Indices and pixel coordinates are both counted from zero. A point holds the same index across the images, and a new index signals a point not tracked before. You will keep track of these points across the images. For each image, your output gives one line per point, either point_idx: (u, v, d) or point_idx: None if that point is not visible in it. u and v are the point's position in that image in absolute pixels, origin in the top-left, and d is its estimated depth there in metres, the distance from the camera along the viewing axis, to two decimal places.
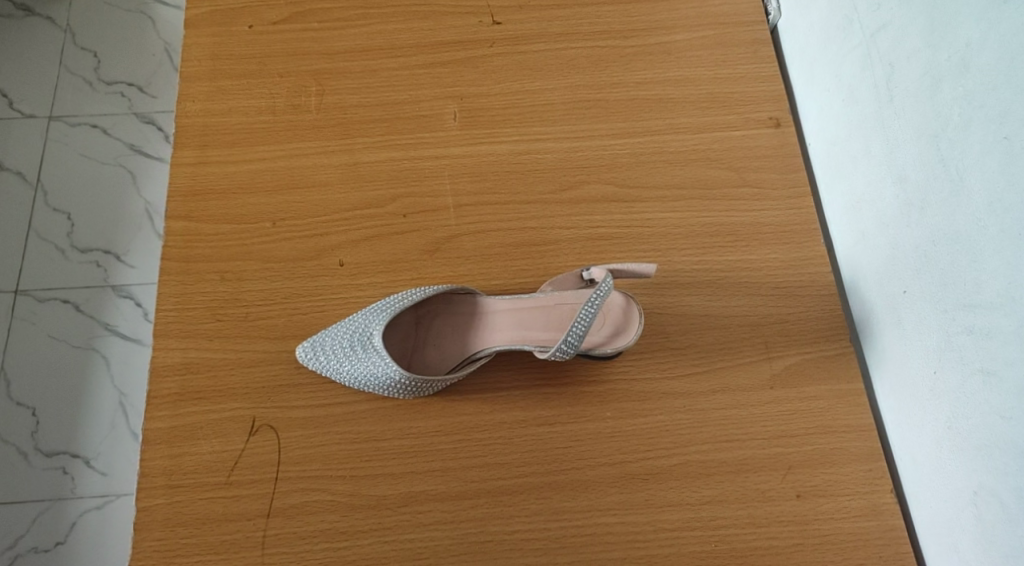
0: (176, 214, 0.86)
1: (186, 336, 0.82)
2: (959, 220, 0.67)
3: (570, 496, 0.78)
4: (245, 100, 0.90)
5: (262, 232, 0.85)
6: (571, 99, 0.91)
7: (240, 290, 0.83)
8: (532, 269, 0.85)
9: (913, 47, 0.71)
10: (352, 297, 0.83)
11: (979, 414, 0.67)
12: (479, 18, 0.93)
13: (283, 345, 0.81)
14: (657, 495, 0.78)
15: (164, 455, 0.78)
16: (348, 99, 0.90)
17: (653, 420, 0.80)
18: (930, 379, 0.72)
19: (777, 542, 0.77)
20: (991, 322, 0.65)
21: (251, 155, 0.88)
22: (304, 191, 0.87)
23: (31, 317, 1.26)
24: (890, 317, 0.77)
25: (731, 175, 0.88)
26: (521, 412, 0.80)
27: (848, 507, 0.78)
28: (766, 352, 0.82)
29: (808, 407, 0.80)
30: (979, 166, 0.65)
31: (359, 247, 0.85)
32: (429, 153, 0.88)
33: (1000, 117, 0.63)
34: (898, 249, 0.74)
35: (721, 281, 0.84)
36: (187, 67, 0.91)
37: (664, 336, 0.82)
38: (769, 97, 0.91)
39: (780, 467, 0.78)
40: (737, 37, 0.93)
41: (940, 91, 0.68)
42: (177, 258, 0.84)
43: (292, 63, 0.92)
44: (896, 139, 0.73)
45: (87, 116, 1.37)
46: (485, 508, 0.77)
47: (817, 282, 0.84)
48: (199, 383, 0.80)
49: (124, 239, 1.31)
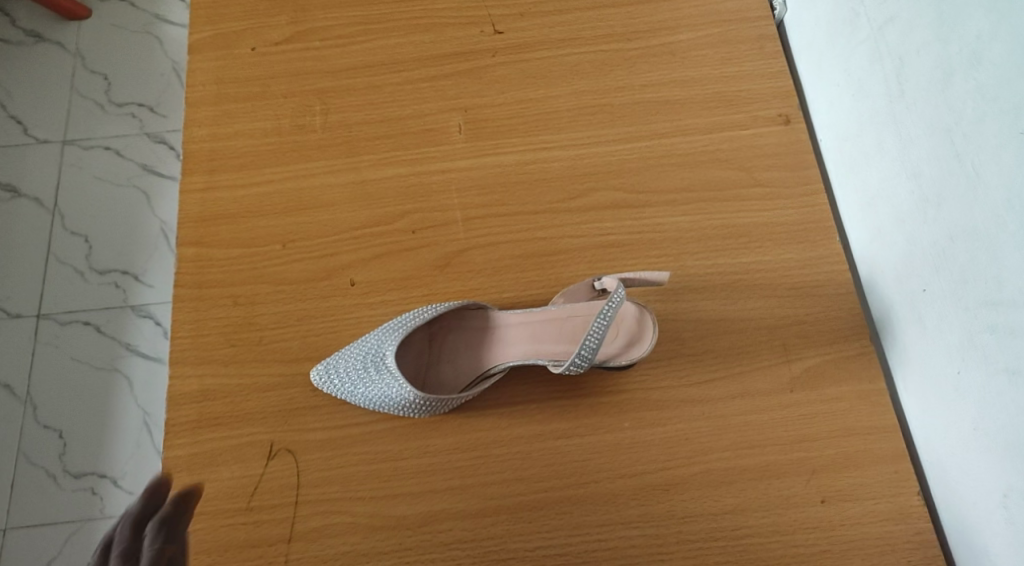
0: (187, 240, 0.86)
1: (201, 362, 0.82)
2: (976, 217, 0.65)
3: (592, 509, 0.77)
4: (250, 123, 0.90)
5: (273, 255, 0.85)
6: (576, 105, 0.90)
7: (254, 314, 0.83)
8: (544, 280, 0.84)
9: (922, 41, 0.69)
10: (365, 317, 0.83)
11: (1005, 413, 0.65)
12: (481, 28, 0.93)
13: (297, 367, 0.81)
14: (679, 505, 0.77)
15: (185, 483, 0.78)
16: (353, 117, 0.90)
17: (673, 429, 0.79)
18: (954, 378, 0.70)
19: (803, 548, 0.76)
20: (1014, 319, 0.63)
21: (259, 178, 0.88)
22: (313, 212, 0.87)
23: (54, 341, 1.27)
24: (910, 315, 0.75)
25: (742, 176, 0.86)
26: (539, 427, 0.79)
27: (874, 510, 0.76)
28: (784, 355, 0.80)
29: (829, 409, 0.79)
30: (995, 160, 0.63)
31: (370, 265, 0.85)
32: (436, 167, 0.88)
33: (1015, 111, 0.61)
34: (915, 247, 0.72)
35: (735, 284, 0.83)
36: (192, 92, 0.92)
37: (680, 343, 0.81)
38: (777, 93, 0.89)
39: (803, 472, 0.77)
40: (742, 33, 0.92)
41: (951, 86, 0.66)
42: (189, 284, 0.84)
43: (296, 83, 0.92)
44: (909, 134, 0.71)
45: (100, 138, 1.38)
46: (507, 525, 0.77)
47: (834, 281, 0.82)
48: (217, 410, 0.80)
49: (141, 259, 1.31)
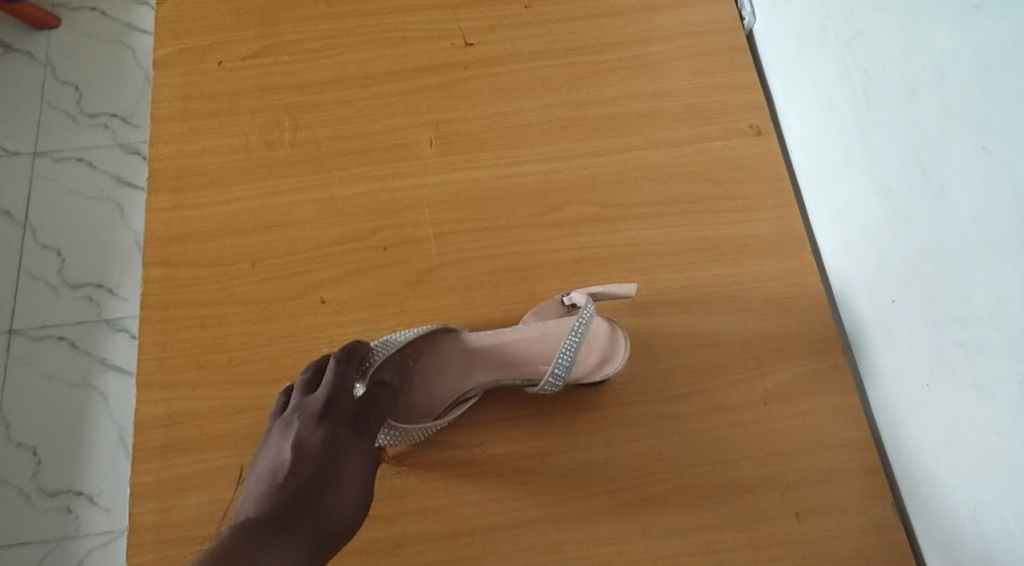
0: (154, 261, 0.85)
1: (169, 385, 0.80)
2: (943, 232, 0.65)
3: (567, 528, 0.76)
4: (217, 139, 0.89)
5: (241, 274, 0.84)
6: (548, 119, 0.89)
7: (222, 335, 0.82)
8: (517, 296, 0.83)
9: (888, 56, 0.69)
10: (336, 336, 0.82)
11: (975, 429, 0.65)
12: (451, 41, 0.92)
13: (268, 389, 0.80)
14: (654, 522, 0.76)
15: (153, 509, 0.77)
16: (323, 132, 0.89)
17: (647, 445, 0.78)
18: (924, 392, 0.70)
19: (779, 564, 0.75)
20: (982, 336, 0.63)
21: (227, 196, 0.87)
22: (282, 230, 0.86)
23: (26, 357, 1.25)
24: (881, 330, 0.75)
25: (714, 188, 0.86)
26: (512, 445, 0.79)
27: (849, 524, 0.76)
28: (758, 369, 0.80)
29: (804, 422, 0.79)
30: (960, 177, 0.63)
31: (340, 283, 0.84)
32: (407, 183, 0.87)
33: (979, 128, 0.61)
34: (885, 262, 0.72)
35: (709, 298, 0.82)
36: (158, 109, 0.91)
37: (654, 358, 0.81)
38: (748, 105, 0.89)
39: (778, 487, 0.77)
40: (714, 45, 0.92)
41: (916, 102, 0.66)
42: (156, 305, 0.83)
43: (264, 98, 0.90)
44: (876, 149, 0.71)
45: (72, 150, 1.36)
46: (481, 545, 0.76)
47: (807, 293, 0.82)
48: (186, 433, 0.79)
49: (114, 272, 1.30)
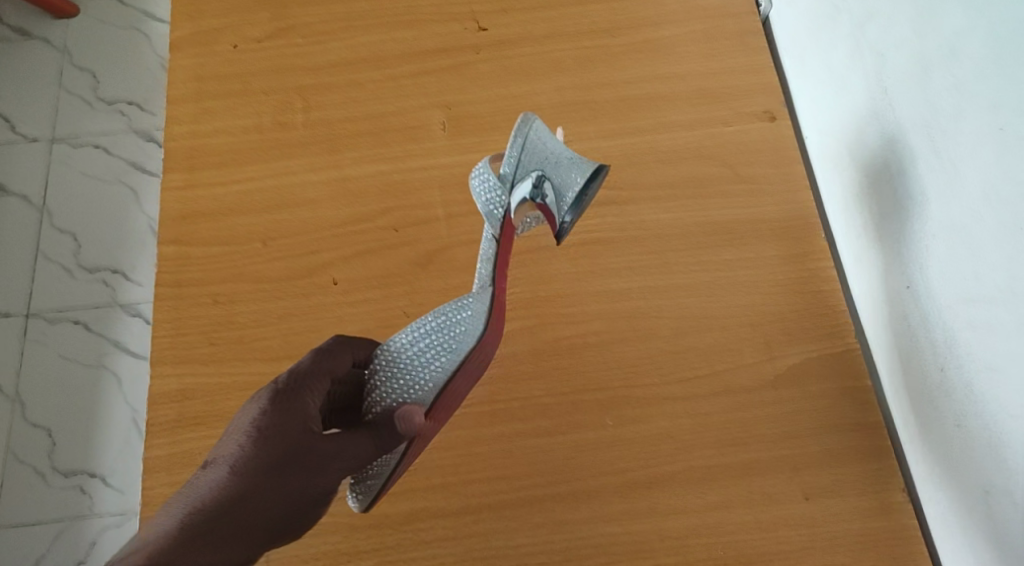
0: (168, 239, 0.86)
1: (181, 361, 0.81)
2: (956, 212, 0.65)
3: (574, 507, 0.77)
4: (231, 120, 0.90)
5: (253, 253, 0.85)
6: (559, 101, 0.89)
7: (234, 312, 0.83)
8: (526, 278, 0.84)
9: (902, 37, 0.68)
10: (345, 315, 0.82)
11: (984, 410, 0.64)
12: (463, 25, 0.93)
13: (278, 366, 0.81)
14: (661, 502, 0.77)
15: (164, 483, 0.78)
16: (335, 114, 0.90)
17: (655, 426, 0.79)
18: (938, 374, 0.70)
19: (786, 545, 0.75)
20: (994, 316, 0.62)
21: (240, 176, 0.88)
22: (294, 210, 0.86)
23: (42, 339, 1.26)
24: (896, 312, 0.75)
25: (725, 171, 0.86)
26: (520, 425, 0.79)
27: (857, 507, 0.76)
28: (767, 352, 0.80)
29: (812, 405, 0.78)
30: (972, 156, 0.62)
31: (351, 263, 0.84)
32: (418, 164, 0.87)
33: (993, 106, 0.60)
34: (900, 243, 0.72)
35: (718, 281, 0.82)
36: (173, 90, 0.91)
37: (663, 340, 0.81)
38: (760, 89, 0.89)
39: (786, 469, 0.77)
40: (726, 29, 0.91)
41: (931, 81, 0.66)
42: (169, 283, 0.84)
43: (277, 80, 0.91)
44: (890, 130, 0.71)
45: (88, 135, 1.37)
46: (488, 523, 0.76)
47: (818, 277, 0.82)
48: (197, 408, 0.80)
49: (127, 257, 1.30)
